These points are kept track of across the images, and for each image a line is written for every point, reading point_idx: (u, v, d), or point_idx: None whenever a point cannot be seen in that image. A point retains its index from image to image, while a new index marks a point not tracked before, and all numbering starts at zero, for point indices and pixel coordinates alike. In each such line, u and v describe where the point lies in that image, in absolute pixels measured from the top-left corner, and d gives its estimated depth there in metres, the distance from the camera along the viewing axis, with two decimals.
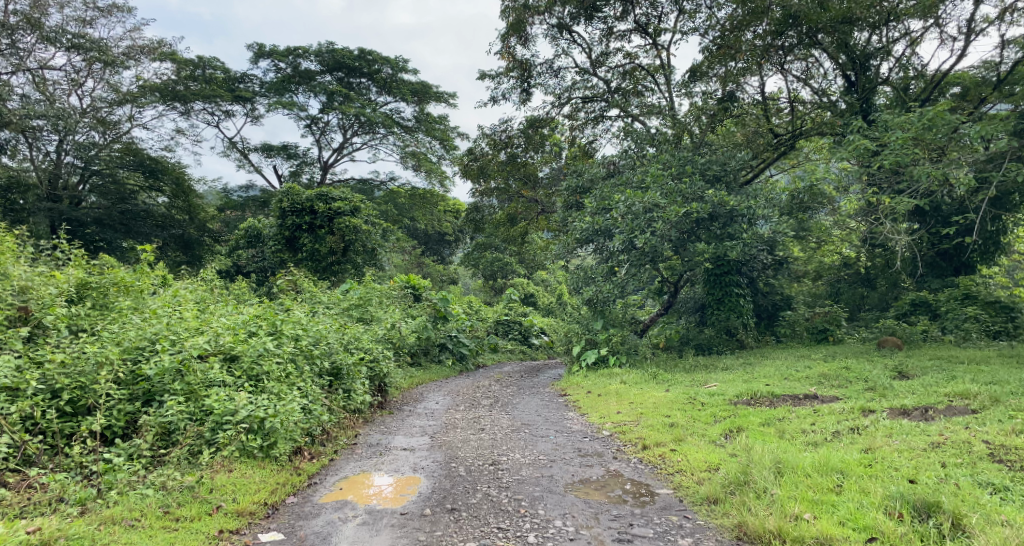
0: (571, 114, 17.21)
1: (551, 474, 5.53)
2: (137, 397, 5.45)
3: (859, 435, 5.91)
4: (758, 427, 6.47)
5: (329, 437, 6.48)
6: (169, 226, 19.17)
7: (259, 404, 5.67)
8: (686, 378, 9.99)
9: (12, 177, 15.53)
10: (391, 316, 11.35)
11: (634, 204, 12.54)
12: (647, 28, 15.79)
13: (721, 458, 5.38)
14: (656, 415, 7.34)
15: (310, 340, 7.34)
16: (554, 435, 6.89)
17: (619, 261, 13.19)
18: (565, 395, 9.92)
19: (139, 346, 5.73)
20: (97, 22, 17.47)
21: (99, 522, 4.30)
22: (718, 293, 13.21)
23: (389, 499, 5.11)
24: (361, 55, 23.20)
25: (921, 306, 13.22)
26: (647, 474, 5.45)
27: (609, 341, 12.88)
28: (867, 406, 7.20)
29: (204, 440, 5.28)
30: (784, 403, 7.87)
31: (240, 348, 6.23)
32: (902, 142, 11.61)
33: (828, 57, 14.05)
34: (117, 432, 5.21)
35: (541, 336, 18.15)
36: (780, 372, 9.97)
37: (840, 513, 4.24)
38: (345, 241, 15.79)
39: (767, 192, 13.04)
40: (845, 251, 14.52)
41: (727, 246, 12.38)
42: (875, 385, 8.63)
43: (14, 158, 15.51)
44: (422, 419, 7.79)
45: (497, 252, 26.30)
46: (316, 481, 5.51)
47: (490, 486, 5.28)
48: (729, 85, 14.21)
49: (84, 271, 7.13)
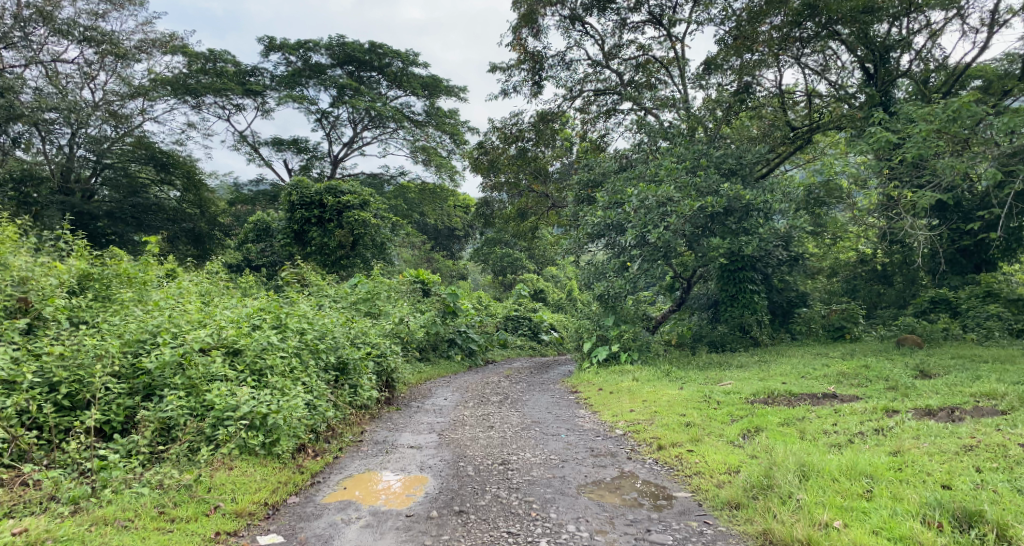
0: (583, 108, 16.95)
1: (562, 475, 5.33)
2: (137, 392, 5.30)
3: (885, 436, 5.66)
4: (777, 427, 6.24)
5: (334, 433, 6.33)
6: (181, 220, 19.11)
7: (261, 399, 5.51)
8: (700, 375, 9.75)
9: (26, 170, 15.52)
10: (400, 310, 11.18)
11: (647, 198, 12.32)
12: (661, 19, 15.51)
13: (741, 460, 5.16)
14: (671, 414, 7.12)
15: (315, 334, 7.17)
16: (565, 434, 6.68)
17: (631, 256, 12.83)
18: (576, 393, 9.73)
19: (140, 339, 5.58)
20: (110, 15, 17.40)
21: (90, 522, 4.14)
22: (732, 290, 12.95)
23: (393, 499, 4.94)
24: (372, 49, 23.01)
25: (941, 304, 12.87)
26: (663, 476, 5.24)
27: (620, 338, 12.68)
28: (891, 406, 6.95)
29: (204, 436, 5.13)
30: (803, 402, 7.64)
31: (242, 342, 6.06)
32: (924, 135, 11.28)
33: (847, 50, 13.75)
34: (116, 428, 5.07)
35: (551, 332, 17.88)
36: (797, 370, 9.71)
37: (872, 522, 4.00)
38: (354, 234, 15.57)
39: (784, 185, 12.74)
40: (861, 247, 14.41)
41: (743, 241, 12.10)
42: (896, 384, 8.37)
43: (28, 151, 15.47)
44: (430, 416, 7.62)
45: (507, 247, 26.12)
46: (318, 480, 5.33)
47: (499, 487, 5.09)
48: (745, 77, 13.92)
49: (86, 262, 6.97)
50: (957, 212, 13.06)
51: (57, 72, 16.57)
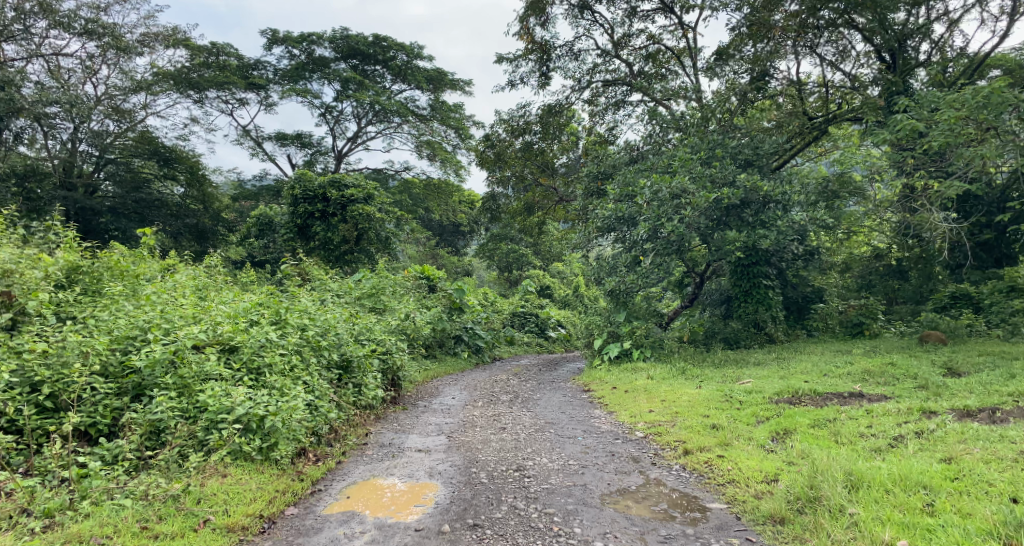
0: (591, 100, 16.55)
1: (583, 483, 4.93)
2: (126, 392, 4.94)
3: (928, 441, 5.24)
4: (809, 429, 5.85)
5: (338, 436, 5.96)
6: (184, 216, 18.77)
7: (257, 400, 5.13)
8: (717, 374, 9.33)
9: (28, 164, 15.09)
10: (406, 306, 10.80)
11: (660, 189, 11.90)
12: (673, 8, 15.07)
13: (779, 468, 4.75)
14: (693, 415, 6.72)
15: (317, 331, 6.79)
16: (582, 437, 6.30)
17: (643, 249, 12.33)
18: (589, 392, 9.33)
19: (129, 335, 5.20)
20: (112, 9, 17.03)
21: (63, 540, 3.79)
22: (745, 285, 12.52)
23: (399, 509, 4.56)
24: (376, 42, 22.64)
25: (961, 299, 12.31)
26: (693, 485, 4.85)
27: (633, 334, 12.34)
28: (926, 406, 6.51)
29: (196, 441, 4.78)
30: (829, 402, 7.22)
31: (239, 339, 5.71)
32: (953, 123, 10.76)
33: (864, 38, 13.26)
34: (102, 431, 4.73)
35: (559, 329, 17.51)
36: (819, 368, 9.31)
37: (941, 542, 3.61)
38: (358, 229, 15.25)
39: (802, 176, 12.31)
40: (876, 241, 13.95)
41: (760, 235, 11.63)
42: (925, 383, 7.95)
43: (32, 147, 15.10)
44: (438, 416, 7.24)
45: (513, 243, 25.76)
46: (320, 489, 4.96)
47: (516, 497, 4.71)
48: (759, 67, 13.42)
49: (75, 254, 6.60)
50: (979, 205, 12.50)
51: (59, 66, 16.25)
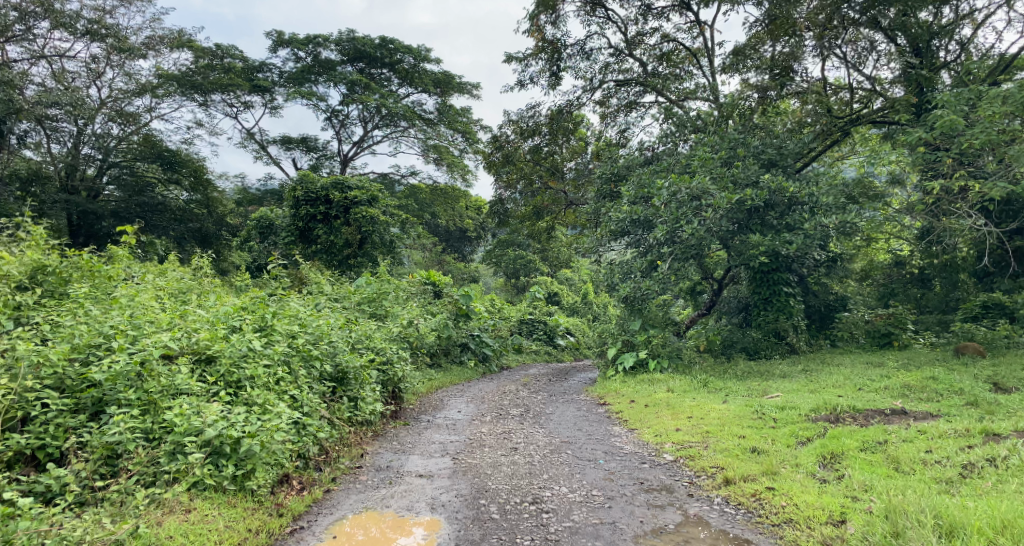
0: (602, 101, 15.93)
1: (611, 521, 4.28)
2: (83, 409, 4.35)
3: (1007, 472, 4.52)
4: (861, 454, 5.14)
5: (328, 458, 5.33)
6: (187, 220, 17.98)
7: (233, 420, 4.54)
8: (742, 387, 8.63)
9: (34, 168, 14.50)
10: (409, 313, 10.16)
11: (679, 190, 11.27)
12: (690, 5, 14.44)
13: (844, 506, 4.10)
14: (727, 435, 6.01)
15: (308, 339, 6.17)
16: (603, 460, 5.62)
17: (659, 254, 11.69)
18: (604, 406, 8.60)
19: (91, 343, 4.59)
20: (117, 11, 16.52)
21: None
22: (764, 293, 11.81)
23: (391, 532, 4.19)
24: (383, 44, 22.07)
25: (994, 309, 11.50)
26: (740, 523, 4.20)
27: (648, 344, 11.45)
28: (988, 427, 5.74)
29: (157, 468, 4.19)
30: (873, 422, 6.46)
31: (217, 348, 5.12)
32: (995, 120, 9.96)
33: (885, 38, 12.53)
34: (52, 455, 4.12)
35: (567, 337, 16.86)
36: (853, 381, 8.57)
37: None
38: (361, 232, 14.57)
39: (828, 177, 11.57)
40: (897, 247, 13.28)
41: (785, 239, 10.84)
42: (975, 400, 7.17)
43: (36, 150, 14.64)
44: (442, 433, 6.57)
45: (520, 249, 25.16)
46: (302, 526, 4.32)
47: (533, 540, 4.05)
48: (779, 66, 12.62)
49: (42, 253, 5.98)
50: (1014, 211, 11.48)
51: (62, 68, 15.75)
